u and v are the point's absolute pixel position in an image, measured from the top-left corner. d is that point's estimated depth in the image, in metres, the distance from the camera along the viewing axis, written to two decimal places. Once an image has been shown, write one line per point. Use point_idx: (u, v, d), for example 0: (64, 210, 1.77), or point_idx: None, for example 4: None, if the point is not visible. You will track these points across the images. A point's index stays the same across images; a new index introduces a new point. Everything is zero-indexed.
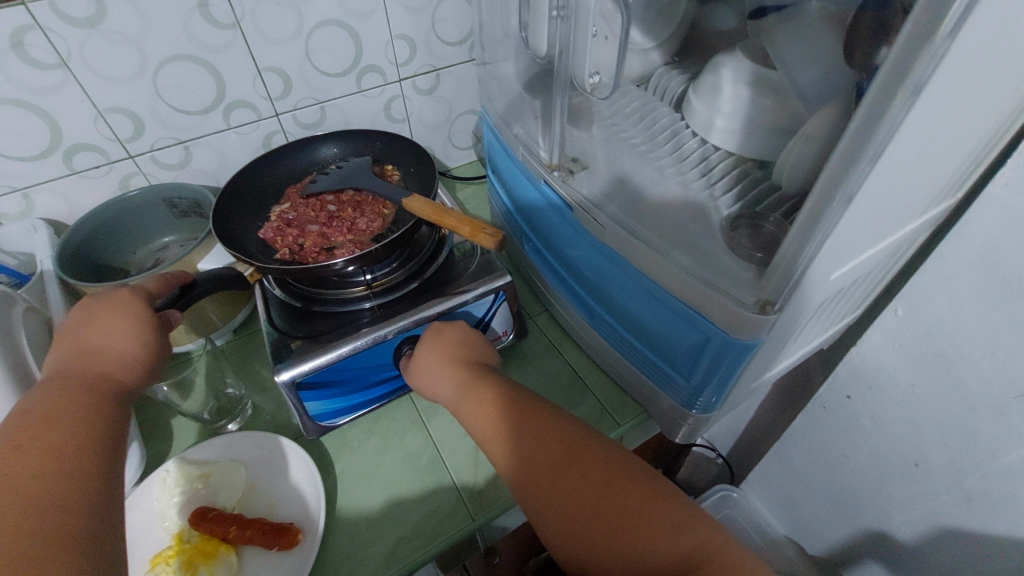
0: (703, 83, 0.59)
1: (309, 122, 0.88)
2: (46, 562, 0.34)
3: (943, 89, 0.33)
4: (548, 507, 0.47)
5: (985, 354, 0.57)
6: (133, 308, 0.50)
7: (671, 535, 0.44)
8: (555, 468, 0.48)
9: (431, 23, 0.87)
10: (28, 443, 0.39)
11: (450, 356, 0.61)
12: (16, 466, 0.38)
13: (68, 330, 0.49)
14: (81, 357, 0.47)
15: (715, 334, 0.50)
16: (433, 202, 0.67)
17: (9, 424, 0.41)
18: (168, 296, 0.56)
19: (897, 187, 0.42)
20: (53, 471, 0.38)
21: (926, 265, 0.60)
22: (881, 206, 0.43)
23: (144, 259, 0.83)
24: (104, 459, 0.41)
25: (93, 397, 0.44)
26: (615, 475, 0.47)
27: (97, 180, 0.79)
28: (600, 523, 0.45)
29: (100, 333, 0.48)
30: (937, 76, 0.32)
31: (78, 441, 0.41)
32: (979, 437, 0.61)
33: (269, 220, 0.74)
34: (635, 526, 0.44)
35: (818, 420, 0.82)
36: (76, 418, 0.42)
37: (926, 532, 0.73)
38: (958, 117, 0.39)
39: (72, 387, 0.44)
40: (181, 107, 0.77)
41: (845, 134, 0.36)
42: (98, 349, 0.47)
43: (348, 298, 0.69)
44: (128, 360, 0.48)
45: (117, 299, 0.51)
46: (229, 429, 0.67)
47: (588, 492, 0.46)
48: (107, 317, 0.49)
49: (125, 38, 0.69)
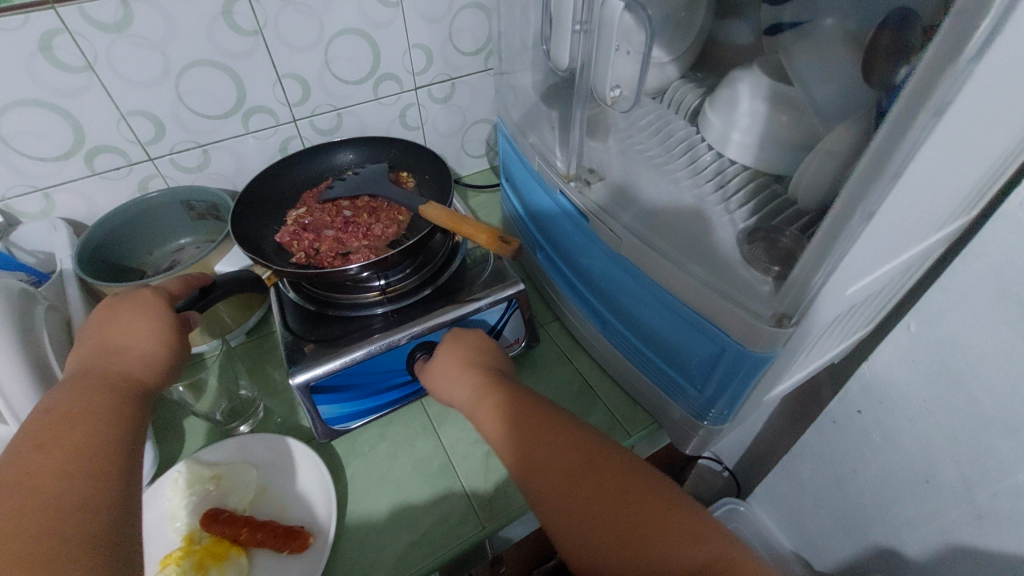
0: (720, 97, 0.60)
1: (325, 128, 0.90)
2: (67, 563, 0.34)
3: (966, 108, 0.34)
4: (566, 515, 0.47)
5: (999, 372, 0.57)
6: (154, 308, 0.51)
7: (690, 545, 0.44)
8: (573, 477, 0.48)
9: (448, 33, 0.88)
10: (52, 443, 0.39)
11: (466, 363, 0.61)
12: (39, 465, 0.38)
13: (92, 327, 0.49)
14: (104, 356, 0.47)
15: (730, 346, 0.50)
16: (450, 210, 0.67)
17: (33, 422, 0.41)
18: (188, 297, 0.56)
19: (917, 203, 0.42)
20: (75, 470, 0.38)
21: (940, 282, 0.60)
22: (901, 221, 0.44)
23: (161, 259, 0.84)
24: (124, 458, 0.41)
25: (115, 395, 0.44)
26: (633, 484, 0.47)
27: (117, 181, 0.80)
28: (619, 532, 0.45)
29: (122, 332, 0.49)
30: (962, 96, 0.32)
31: (100, 440, 0.41)
32: (992, 455, 0.61)
33: (286, 224, 0.75)
34: (654, 535, 0.44)
35: (828, 434, 0.82)
36: (98, 416, 0.42)
37: (935, 550, 0.72)
38: (980, 136, 0.39)
39: (95, 386, 0.44)
40: (201, 111, 0.79)
41: (866, 151, 0.37)
42: (120, 348, 0.48)
43: (362, 303, 0.70)
44: (149, 360, 0.48)
45: (139, 299, 0.51)
46: (241, 430, 0.67)
47: (607, 501, 0.46)
48: (129, 315, 0.49)
49: (151, 43, 0.70)
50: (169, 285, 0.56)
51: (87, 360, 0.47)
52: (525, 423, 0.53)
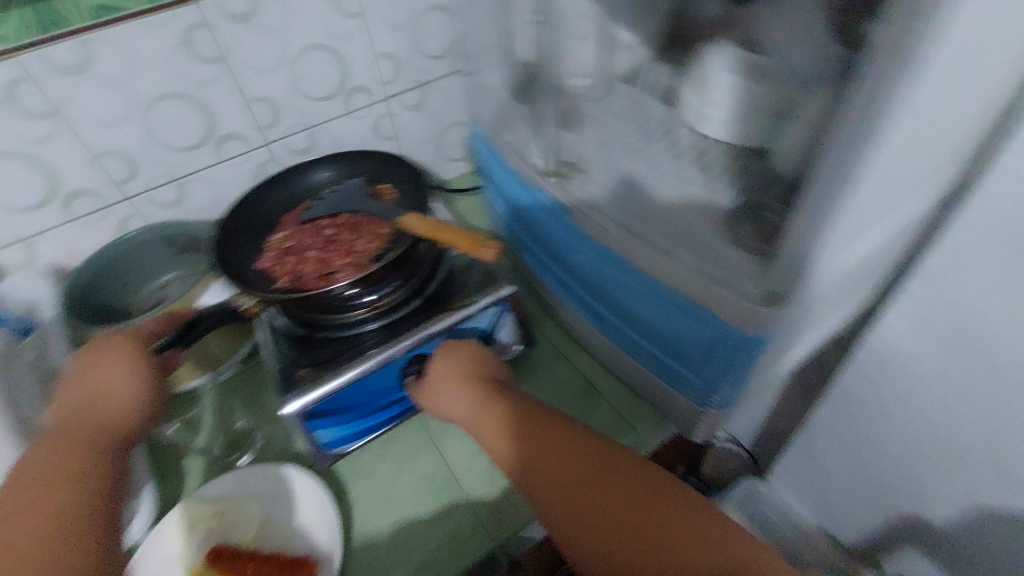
0: (692, 75, 0.58)
1: (300, 148, 0.88)
2: None
3: (942, 60, 0.32)
4: (575, 524, 0.46)
5: (1011, 327, 0.55)
6: (128, 358, 0.53)
7: (702, 547, 0.42)
8: (579, 484, 0.47)
9: (414, 39, 0.87)
10: (33, 503, 0.43)
11: (463, 375, 0.60)
12: (22, 528, 0.42)
13: (71, 379, 0.52)
14: (82, 408, 0.50)
15: (725, 331, 0.49)
16: (430, 218, 0.68)
17: (20, 480, 0.45)
18: (169, 335, 0.57)
19: (901, 166, 0.41)
20: (53, 531, 0.42)
21: (939, 240, 0.58)
22: (885, 186, 0.42)
23: (145, 300, 0.81)
24: (100, 509, 0.45)
25: (92, 447, 0.48)
26: (640, 486, 0.46)
27: (96, 224, 0.79)
28: (629, 538, 0.44)
29: (97, 383, 0.51)
30: (935, 50, 0.31)
31: (77, 495, 0.45)
32: (1011, 412, 0.59)
33: (268, 248, 0.74)
34: (665, 538, 0.43)
35: (841, 406, 0.80)
36: (75, 471, 0.46)
37: (963, 513, 0.71)
38: (959, 90, 0.37)
39: (75, 440, 0.48)
40: (173, 144, 0.78)
41: (843, 118, 0.35)
42: (98, 400, 0.51)
43: (351, 321, 0.68)
44: (127, 408, 0.51)
45: (113, 348, 0.53)
46: (240, 463, 0.67)
47: (614, 507, 0.45)
48: (103, 365, 0.52)
49: (115, 82, 0.69)
50: (147, 326, 0.57)
51: (67, 413, 0.50)
52: (526, 431, 0.52)
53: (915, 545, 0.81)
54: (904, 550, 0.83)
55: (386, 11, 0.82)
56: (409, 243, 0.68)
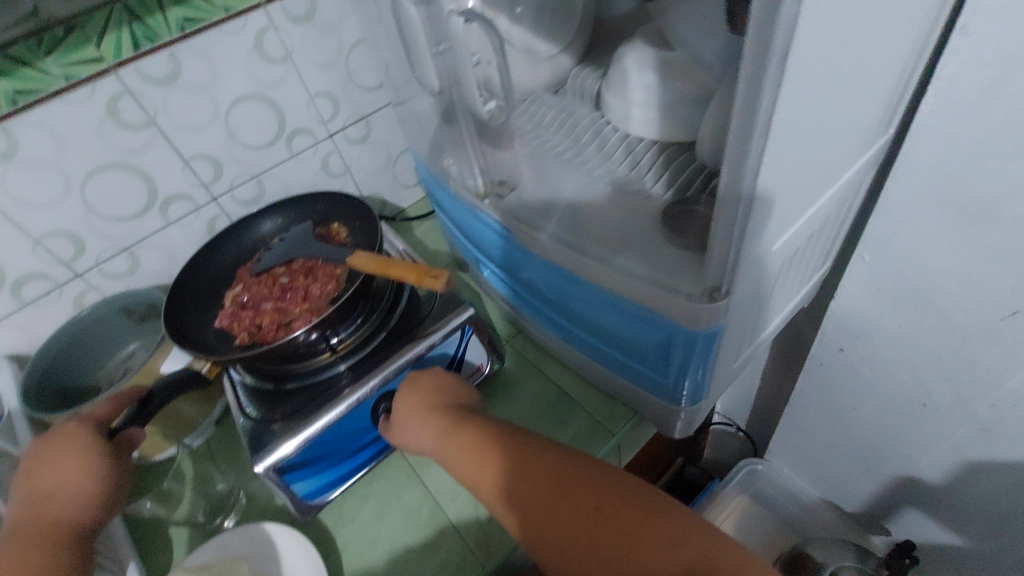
0: (612, 78, 0.58)
1: (249, 198, 0.88)
2: None
3: (811, 44, 0.32)
4: (547, 544, 0.46)
5: (962, 282, 0.55)
6: (72, 451, 0.53)
7: (669, 552, 0.43)
8: (547, 503, 0.47)
9: (347, 74, 0.87)
10: None
11: (426, 405, 0.59)
12: None
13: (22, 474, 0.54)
14: (31, 505, 0.51)
15: (675, 330, 0.49)
16: (376, 254, 0.66)
17: None
18: (126, 414, 0.56)
19: (806, 143, 0.41)
20: None
21: (880, 206, 0.57)
22: (798, 166, 0.42)
23: (113, 371, 0.81)
24: None
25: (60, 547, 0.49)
26: (606, 497, 0.46)
27: (51, 305, 0.78)
28: (600, 552, 0.44)
29: (42, 479, 0.52)
30: (799, 41, 0.30)
31: None
32: (978, 366, 0.59)
33: (224, 305, 0.74)
34: (633, 547, 0.43)
35: (820, 379, 0.80)
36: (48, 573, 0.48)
37: (952, 469, 0.70)
38: (846, 64, 0.37)
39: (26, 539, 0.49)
40: (117, 215, 0.77)
41: (733, 114, 0.35)
42: (45, 495, 0.52)
43: (316, 368, 0.67)
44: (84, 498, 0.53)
45: (59, 441, 0.54)
46: (226, 525, 0.66)
47: (583, 522, 0.45)
48: (58, 460, 0.53)
49: (45, 163, 0.69)
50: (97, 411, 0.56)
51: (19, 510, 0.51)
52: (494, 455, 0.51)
53: (914, 506, 0.81)
54: (906, 511, 0.83)
55: (311, 51, 0.82)
56: (359, 281, 0.67)
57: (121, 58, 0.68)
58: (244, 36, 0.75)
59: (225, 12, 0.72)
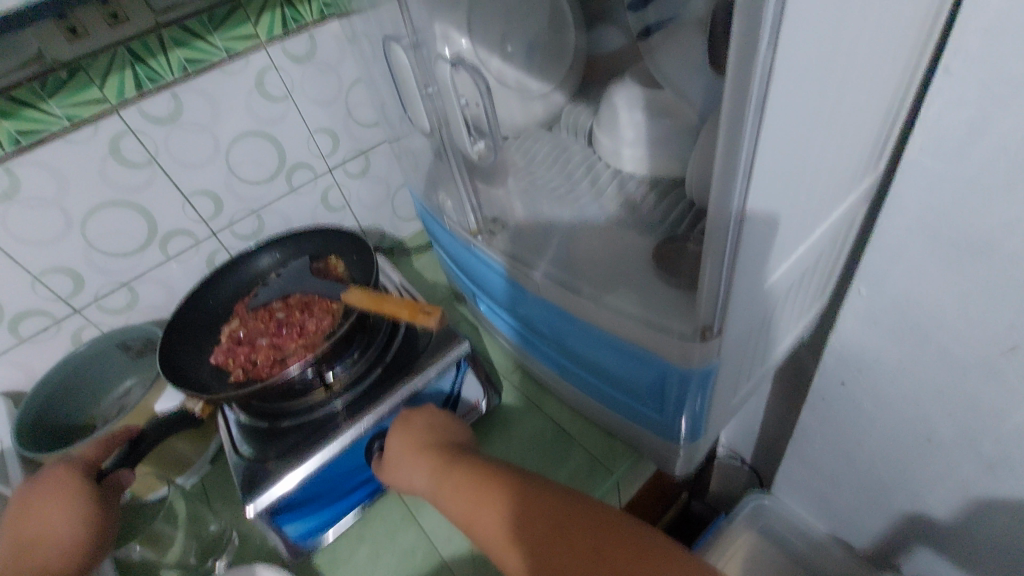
0: (604, 116, 0.58)
1: (248, 232, 0.89)
2: None
3: (789, 83, 0.32)
4: None
5: (958, 316, 0.54)
6: (58, 496, 0.53)
7: None
8: (541, 547, 0.45)
9: (347, 110, 0.88)
10: None
11: (419, 446, 0.58)
12: None
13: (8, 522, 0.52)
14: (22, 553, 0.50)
15: (670, 370, 0.48)
16: (369, 290, 0.69)
17: None
18: (116, 456, 0.59)
19: (792, 181, 0.41)
20: None
21: (874, 241, 0.57)
22: (784, 205, 0.42)
23: (109, 409, 0.81)
24: None
25: None
26: (604, 540, 0.44)
27: (49, 341, 0.78)
28: None
29: (35, 527, 0.51)
30: (773, 80, 0.30)
31: None
32: (980, 402, 0.58)
33: (220, 341, 0.73)
34: None
35: (823, 413, 0.78)
36: None
37: (962, 507, 0.68)
38: (825, 105, 0.38)
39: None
40: (117, 251, 0.78)
41: (714, 154, 0.35)
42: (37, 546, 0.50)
43: (310, 405, 0.67)
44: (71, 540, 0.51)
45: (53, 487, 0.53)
46: (218, 568, 0.65)
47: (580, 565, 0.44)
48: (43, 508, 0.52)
49: (45, 202, 0.70)
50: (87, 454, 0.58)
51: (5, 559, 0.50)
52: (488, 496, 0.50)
53: (925, 543, 0.78)
54: (917, 550, 0.81)
55: (311, 90, 0.83)
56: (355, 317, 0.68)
57: (125, 98, 0.70)
58: (245, 77, 0.77)
59: (226, 53, 0.74)
